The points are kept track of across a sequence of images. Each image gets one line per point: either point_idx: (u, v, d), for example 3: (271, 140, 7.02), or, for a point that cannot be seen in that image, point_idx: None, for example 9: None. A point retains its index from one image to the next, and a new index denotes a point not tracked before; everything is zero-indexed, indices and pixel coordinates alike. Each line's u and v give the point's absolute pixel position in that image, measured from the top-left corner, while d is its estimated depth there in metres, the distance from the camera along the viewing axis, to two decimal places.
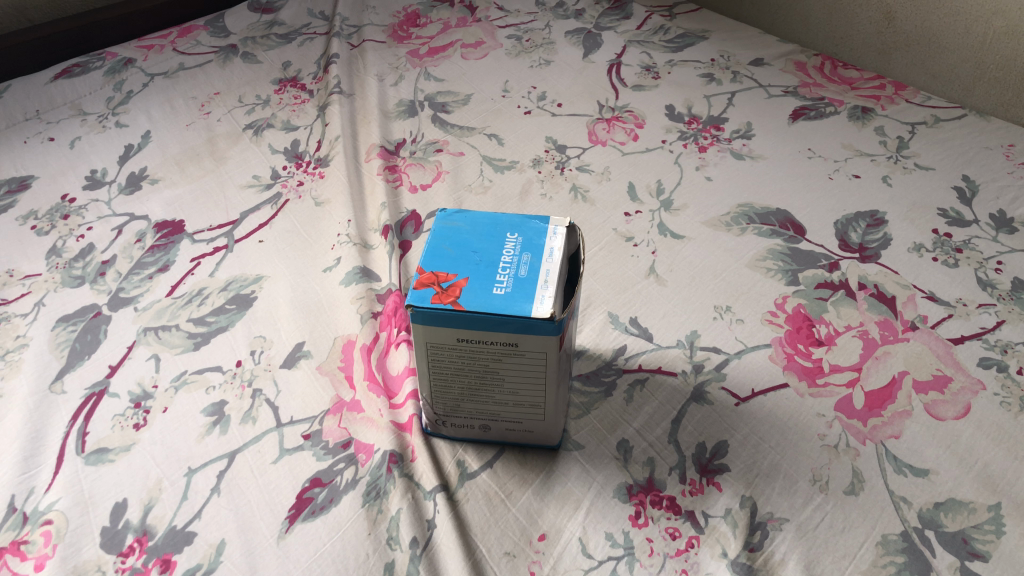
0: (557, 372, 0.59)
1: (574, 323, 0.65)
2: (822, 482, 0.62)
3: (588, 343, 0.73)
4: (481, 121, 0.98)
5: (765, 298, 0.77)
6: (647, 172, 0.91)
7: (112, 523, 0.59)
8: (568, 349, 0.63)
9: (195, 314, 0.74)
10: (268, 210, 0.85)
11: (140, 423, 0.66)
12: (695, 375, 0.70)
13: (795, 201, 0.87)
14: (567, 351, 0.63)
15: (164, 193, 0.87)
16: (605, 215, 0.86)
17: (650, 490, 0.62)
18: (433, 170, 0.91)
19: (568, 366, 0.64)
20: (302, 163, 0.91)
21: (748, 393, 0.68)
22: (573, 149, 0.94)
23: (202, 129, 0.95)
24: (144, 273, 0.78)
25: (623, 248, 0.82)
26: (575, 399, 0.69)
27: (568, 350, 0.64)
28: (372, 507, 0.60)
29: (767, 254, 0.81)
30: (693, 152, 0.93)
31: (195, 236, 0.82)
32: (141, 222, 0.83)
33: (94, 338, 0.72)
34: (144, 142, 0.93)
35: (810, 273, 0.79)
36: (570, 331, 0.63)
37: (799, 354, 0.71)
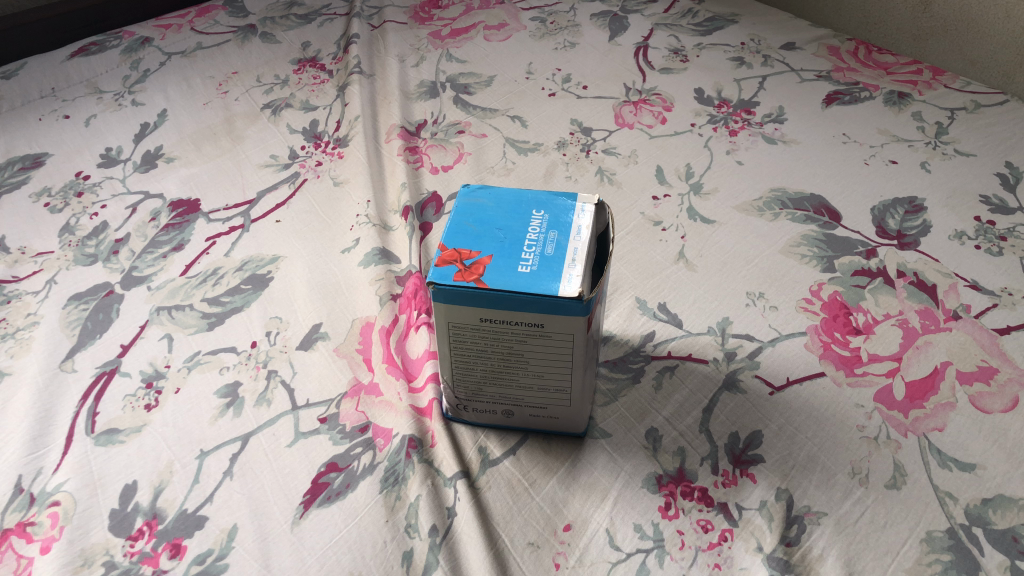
0: (584, 354, 0.56)
1: (601, 302, 0.62)
2: (862, 475, 0.59)
3: (613, 328, 0.71)
4: (505, 102, 0.95)
5: (800, 284, 0.74)
6: (675, 156, 0.88)
7: (121, 506, 0.57)
8: (596, 328, 0.60)
9: (210, 293, 0.72)
10: (286, 189, 0.83)
11: (152, 404, 0.64)
12: (727, 363, 0.67)
13: (830, 187, 0.83)
14: (595, 330, 0.61)
15: (180, 171, 0.84)
16: (632, 199, 0.83)
17: (681, 481, 0.59)
18: (455, 151, 0.88)
19: (596, 347, 0.61)
20: (321, 142, 0.89)
21: (783, 382, 0.65)
22: (599, 131, 0.91)
23: (220, 108, 0.93)
24: (158, 252, 0.76)
25: (651, 233, 0.80)
26: (601, 386, 0.66)
27: (596, 329, 0.61)
28: (390, 494, 0.58)
29: (801, 239, 0.78)
30: (723, 136, 0.91)
31: (211, 215, 0.80)
32: (156, 200, 0.81)
33: (105, 317, 0.70)
34: (160, 120, 0.91)
35: (847, 259, 0.75)
36: (598, 309, 0.60)
37: (836, 342, 0.68)
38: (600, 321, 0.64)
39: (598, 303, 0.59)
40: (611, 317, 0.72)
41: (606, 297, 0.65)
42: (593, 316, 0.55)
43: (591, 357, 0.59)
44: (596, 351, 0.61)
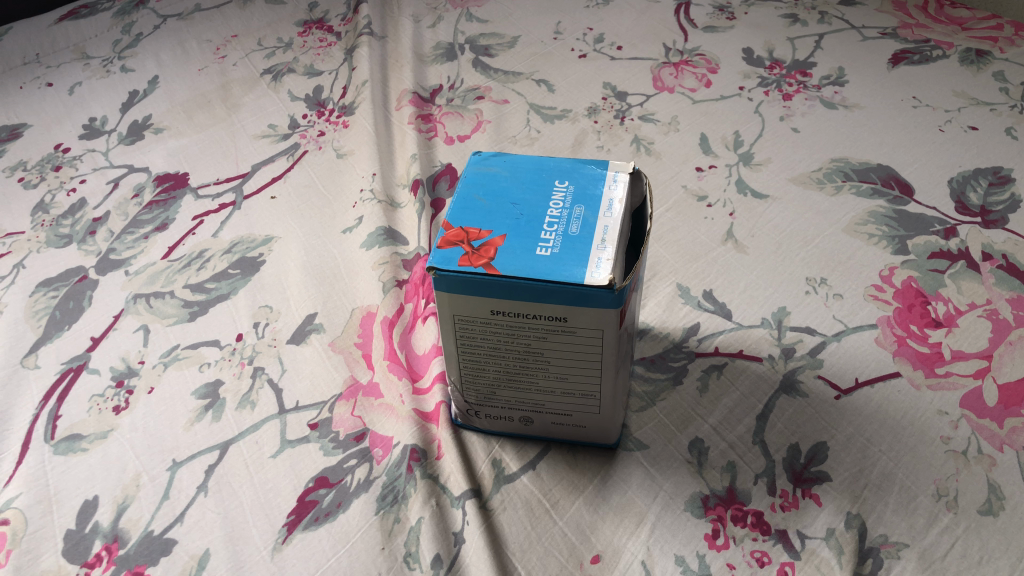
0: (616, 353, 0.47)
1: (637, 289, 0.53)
2: (949, 498, 0.49)
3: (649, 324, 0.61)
4: (530, 65, 0.86)
5: (867, 269, 0.63)
6: (722, 122, 0.78)
7: (77, 527, 0.49)
8: (631, 318, 0.51)
9: (193, 279, 0.64)
10: (283, 162, 0.74)
11: (121, 405, 0.56)
12: (784, 362, 0.57)
13: (901, 156, 0.73)
14: (631, 321, 0.51)
15: (169, 143, 0.76)
16: (672, 171, 0.74)
17: (731, 503, 0.50)
18: (473, 119, 0.79)
19: (632, 342, 0.52)
20: (325, 111, 0.80)
21: (850, 385, 0.56)
22: (635, 96, 0.81)
23: (216, 74, 0.85)
24: (139, 232, 0.68)
25: (695, 209, 0.70)
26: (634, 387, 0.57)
27: (631, 319, 0.52)
28: (388, 515, 0.49)
29: (867, 216, 0.68)
30: (776, 100, 0.80)
31: (200, 191, 0.72)
32: (140, 175, 0.73)
33: (76, 306, 0.63)
34: (151, 88, 0.83)
35: (922, 239, 0.65)
36: (634, 297, 0.51)
37: (913, 337, 0.58)
38: (637, 310, 0.55)
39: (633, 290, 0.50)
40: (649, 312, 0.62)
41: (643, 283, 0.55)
42: (627, 308, 0.46)
43: (626, 355, 0.50)
44: (631, 346, 0.52)
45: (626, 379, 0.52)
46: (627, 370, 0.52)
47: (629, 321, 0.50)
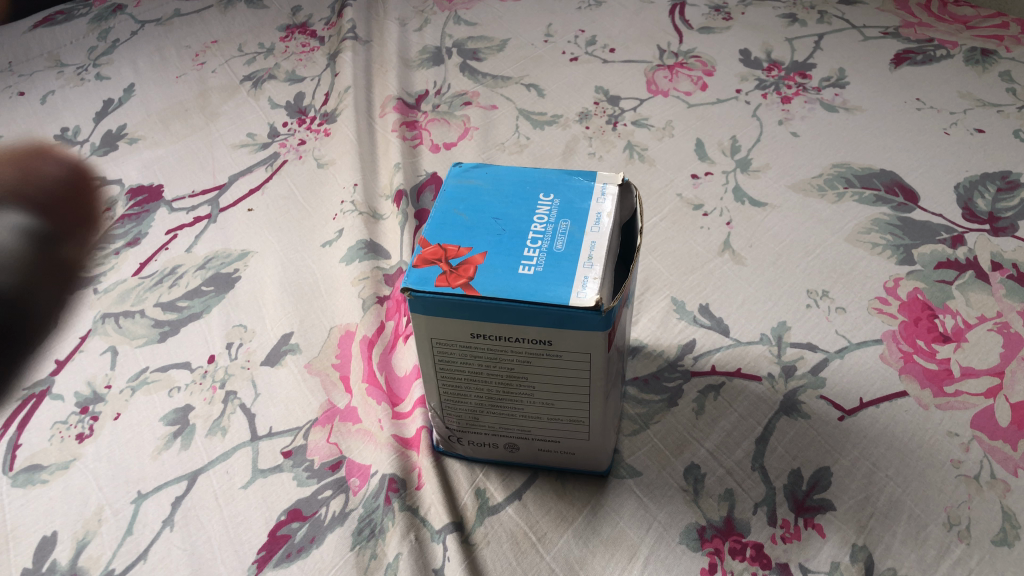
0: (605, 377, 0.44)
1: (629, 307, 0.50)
2: (961, 528, 0.46)
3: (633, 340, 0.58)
4: (519, 69, 0.83)
5: (871, 280, 0.61)
6: (718, 126, 0.75)
7: (34, 566, 0.47)
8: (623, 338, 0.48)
9: (165, 297, 0.61)
10: (262, 172, 0.71)
11: (84, 433, 0.53)
12: (784, 380, 0.54)
13: (904, 160, 0.70)
14: (623, 339, 0.48)
15: (144, 154, 0.74)
16: (667, 179, 0.71)
17: (729, 535, 0.47)
18: (460, 126, 0.76)
19: (624, 361, 0.49)
20: (306, 119, 0.77)
21: (855, 405, 0.53)
22: (628, 100, 0.79)
23: (194, 81, 0.82)
24: (110, 248, 0.65)
25: (690, 218, 0.67)
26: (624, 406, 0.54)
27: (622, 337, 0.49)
28: (364, 551, 0.46)
29: (870, 224, 0.65)
30: (774, 104, 0.77)
31: (175, 204, 0.69)
32: (112, 188, 0.70)
33: (41, 326, 0.60)
34: (126, 96, 0.80)
35: (928, 248, 0.62)
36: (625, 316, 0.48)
37: (920, 353, 0.55)
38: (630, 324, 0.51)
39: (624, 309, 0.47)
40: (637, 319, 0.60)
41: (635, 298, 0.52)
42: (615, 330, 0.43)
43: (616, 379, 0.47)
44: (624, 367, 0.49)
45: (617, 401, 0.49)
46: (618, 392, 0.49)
47: (620, 341, 0.47)
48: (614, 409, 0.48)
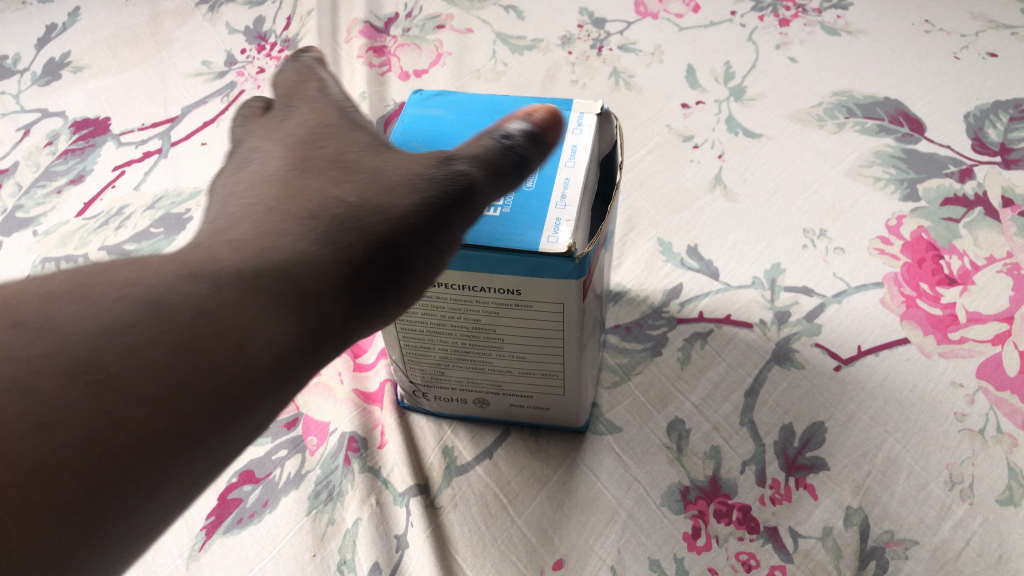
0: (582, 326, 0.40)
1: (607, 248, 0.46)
2: (964, 487, 0.42)
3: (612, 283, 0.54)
4: None
5: (872, 218, 0.56)
6: (711, 51, 0.70)
7: None
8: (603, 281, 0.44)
9: (111, 240, 0.57)
10: (218, 103, 0.66)
11: None
12: (777, 328, 0.51)
13: (910, 88, 0.65)
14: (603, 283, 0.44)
15: (90, 83, 0.68)
16: (656, 108, 0.65)
17: (714, 496, 0.43)
18: (432, 52, 0.70)
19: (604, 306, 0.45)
20: (266, 45, 0.71)
21: (852, 354, 0.49)
22: (614, 23, 0.73)
23: (145, 4, 0.75)
24: (51, 186, 0.60)
25: (680, 151, 0.62)
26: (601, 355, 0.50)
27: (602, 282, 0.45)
28: (321, 517, 0.43)
29: (872, 157, 0.60)
30: (772, 27, 0.72)
31: (123, 138, 0.64)
32: (54, 120, 0.65)
33: None
34: (71, 20, 0.73)
35: (933, 183, 0.58)
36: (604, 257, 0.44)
37: (923, 297, 0.51)
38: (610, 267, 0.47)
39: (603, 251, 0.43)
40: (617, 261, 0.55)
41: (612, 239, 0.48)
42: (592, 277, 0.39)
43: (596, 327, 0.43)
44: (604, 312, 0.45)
45: (595, 350, 0.45)
46: (597, 341, 0.45)
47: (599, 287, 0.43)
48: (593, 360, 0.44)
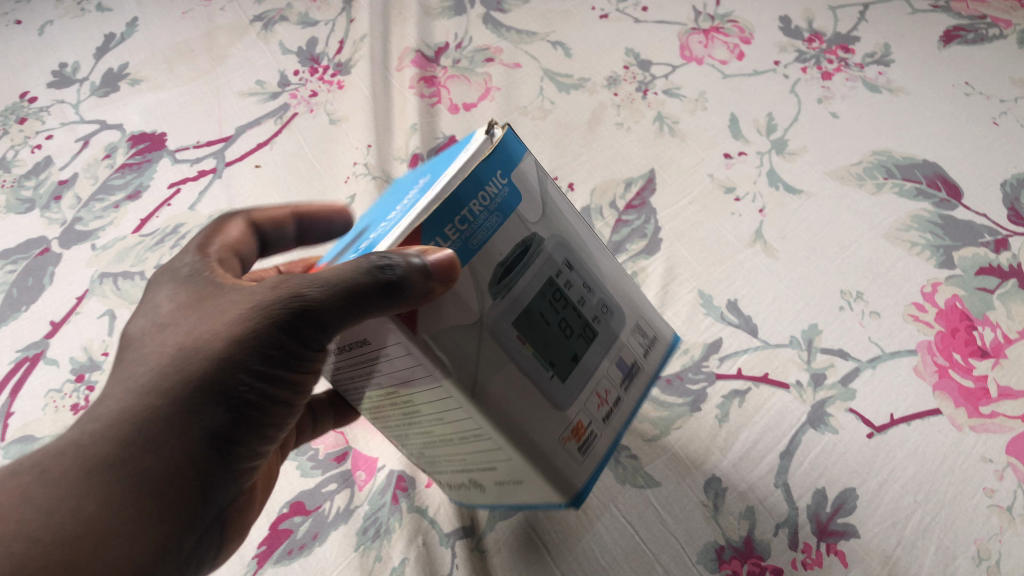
0: (467, 378, 0.33)
1: (580, 278, 0.38)
2: (991, 562, 0.44)
3: (661, 346, 0.44)
4: (545, 25, 0.77)
5: (907, 283, 0.57)
6: (755, 102, 0.70)
7: None
8: (542, 319, 0.36)
9: (166, 258, 0.58)
10: (271, 125, 0.67)
11: (79, 405, 0.51)
12: (812, 391, 0.52)
13: (949, 151, 0.65)
14: (546, 321, 0.36)
15: (146, 97, 0.70)
16: (699, 157, 0.66)
17: (748, 557, 0.45)
18: (481, 86, 0.71)
19: (550, 346, 0.36)
20: (319, 68, 0.72)
21: (885, 421, 0.50)
22: (660, 65, 0.74)
23: (201, 18, 0.77)
24: (109, 200, 0.62)
25: (721, 202, 0.63)
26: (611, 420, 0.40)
27: (555, 318, 0.37)
28: (368, 553, 0.45)
29: (910, 221, 0.61)
30: (814, 79, 0.72)
31: (179, 154, 0.65)
32: (113, 133, 0.67)
33: (36, 283, 0.58)
34: (129, 32, 0.75)
35: (969, 251, 0.58)
36: (548, 293, 0.36)
37: (956, 367, 0.52)
38: (600, 302, 0.39)
39: (522, 282, 0.35)
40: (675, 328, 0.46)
41: (612, 275, 0.41)
42: (451, 324, 0.33)
43: (524, 373, 0.35)
44: (549, 352, 0.36)
45: (556, 400, 0.37)
46: (554, 390, 0.37)
47: (516, 325, 0.35)
48: (533, 412, 0.36)
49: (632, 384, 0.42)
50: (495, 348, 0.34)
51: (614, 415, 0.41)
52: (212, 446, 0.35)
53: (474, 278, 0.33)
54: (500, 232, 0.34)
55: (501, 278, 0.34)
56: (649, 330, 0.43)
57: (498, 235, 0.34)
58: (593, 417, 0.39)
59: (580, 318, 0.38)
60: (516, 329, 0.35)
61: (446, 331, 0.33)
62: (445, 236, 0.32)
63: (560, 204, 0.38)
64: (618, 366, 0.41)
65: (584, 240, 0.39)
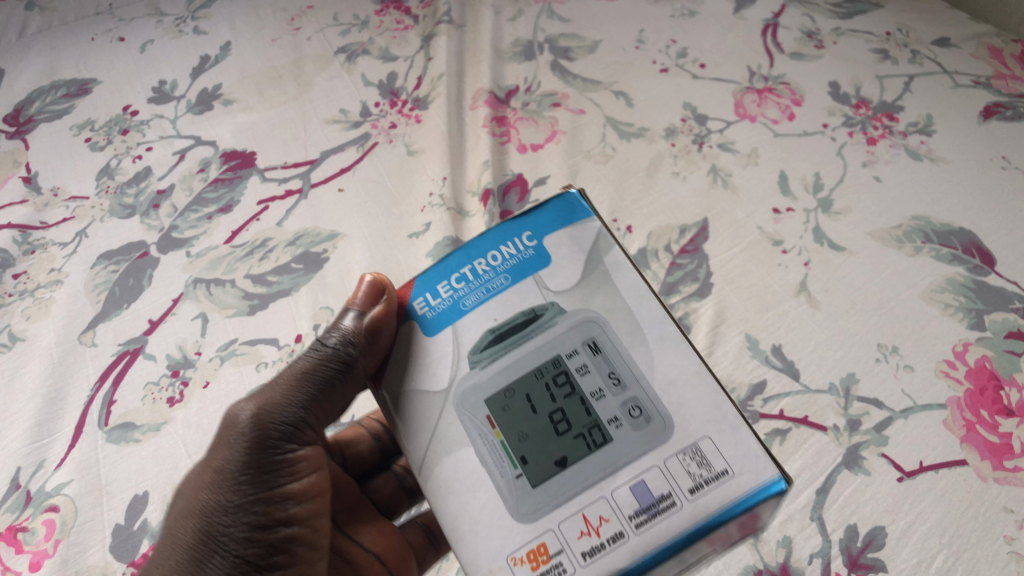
0: (421, 445, 0.39)
1: (608, 375, 0.38)
2: None
3: (733, 487, 0.35)
4: (609, 74, 0.81)
5: (941, 341, 0.60)
6: (803, 160, 0.73)
7: (126, 523, 0.51)
8: (526, 404, 0.39)
9: (255, 269, 0.63)
10: (353, 152, 0.72)
11: (175, 397, 0.56)
12: (848, 434, 0.56)
13: (983, 222, 0.67)
14: (531, 410, 0.38)
15: (238, 117, 0.75)
16: (749, 209, 0.70)
17: None
18: (547, 128, 0.76)
19: (528, 437, 0.38)
20: (397, 101, 0.77)
21: (914, 467, 0.54)
22: (715, 120, 0.76)
23: (289, 47, 0.82)
24: (203, 212, 0.67)
25: (770, 254, 0.67)
26: (601, 556, 0.35)
27: (547, 407, 0.38)
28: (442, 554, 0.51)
29: (945, 283, 0.63)
30: (860, 143, 0.73)
31: (267, 173, 0.70)
32: (206, 149, 0.72)
33: (135, 284, 0.63)
34: (222, 54, 0.81)
35: (999, 316, 0.61)
36: (544, 379, 0.39)
37: (982, 424, 0.56)
38: (631, 405, 0.37)
39: (505, 362, 0.39)
40: (782, 465, 0.35)
41: (659, 384, 0.37)
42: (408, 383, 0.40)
43: (482, 457, 0.38)
44: (524, 445, 0.38)
45: (516, 504, 0.36)
46: (519, 488, 0.37)
47: (489, 406, 0.38)
48: (483, 500, 0.37)
49: (653, 522, 0.35)
50: (452, 421, 0.39)
51: (604, 556, 0.35)
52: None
53: (458, 341, 0.39)
54: (504, 291, 0.40)
55: (489, 351, 0.39)
56: (718, 461, 0.35)
57: (500, 293, 0.40)
58: (567, 546, 0.35)
59: (587, 417, 0.38)
60: (487, 410, 0.38)
61: (410, 396, 0.40)
62: (437, 294, 0.41)
63: (618, 280, 0.40)
64: (635, 491, 0.36)
65: (636, 323, 0.39)
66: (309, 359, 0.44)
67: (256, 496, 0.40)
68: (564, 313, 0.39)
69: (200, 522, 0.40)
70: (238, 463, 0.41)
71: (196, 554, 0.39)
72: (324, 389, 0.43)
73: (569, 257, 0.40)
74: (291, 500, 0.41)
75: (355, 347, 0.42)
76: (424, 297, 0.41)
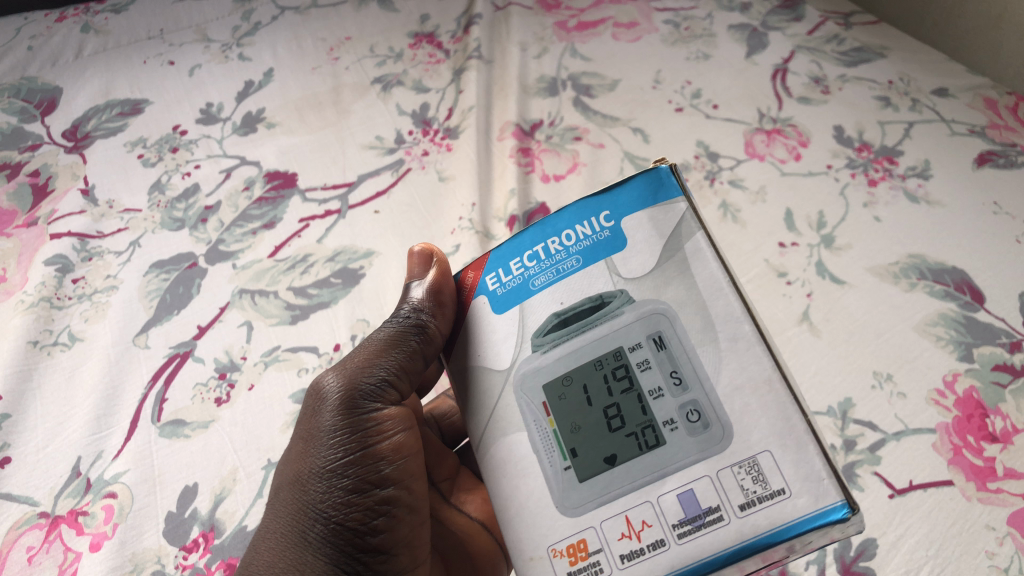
0: (482, 421, 0.44)
1: (670, 374, 0.40)
2: None
3: (789, 509, 0.36)
4: (628, 111, 0.86)
5: (932, 370, 0.65)
6: (808, 198, 0.78)
7: (178, 510, 0.56)
8: (583, 395, 0.42)
9: (297, 282, 0.68)
10: (388, 176, 0.77)
11: (222, 398, 0.61)
12: (844, 453, 0.62)
13: (974, 262, 0.71)
14: (587, 401, 0.41)
15: (281, 140, 0.80)
16: (757, 242, 0.75)
17: None
18: (569, 160, 0.82)
19: (581, 429, 0.41)
20: (430, 130, 0.82)
21: (905, 485, 0.59)
22: (726, 158, 0.82)
23: (328, 75, 0.88)
24: (248, 227, 0.72)
25: (775, 286, 0.72)
26: (639, 560, 0.38)
27: (603, 401, 0.41)
28: None
29: (938, 318, 0.68)
30: (861, 185, 0.78)
31: (308, 194, 0.75)
32: (251, 168, 0.77)
33: (185, 292, 0.68)
34: (266, 80, 0.86)
35: (987, 349, 0.65)
36: (603, 371, 0.41)
37: (969, 447, 0.60)
38: (690, 409, 0.39)
39: (566, 351, 0.42)
40: (848, 491, 0.35)
41: (723, 391, 0.38)
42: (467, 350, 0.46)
43: (535, 445, 0.42)
44: (577, 436, 0.41)
45: (562, 496, 0.40)
46: (565, 480, 0.40)
47: (546, 394, 0.42)
48: (531, 487, 0.41)
49: (695, 534, 0.37)
50: (512, 403, 0.43)
51: (642, 560, 0.37)
52: (340, 549, 0.43)
53: (524, 322, 0.43)
54: (574, 274, 0.42)
55: (551, 336, 0.42)
56: (775, 480, 0.36)
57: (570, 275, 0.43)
58: (607, 545, 0.38)
59: (642, 417, 0.40)
60: (544, 397, 0.42)
61: (475, 370, 0.45)
62: (510, 271, 0.45)
63: (698, 270, 0.41)
64: (683, 500, 0.38)
65: (710, 325, 0.40)
66: (391, 331, 0.49)
67: (348, 458, 0.45)
68: (633, 302, 0.41)
69: (301, 491, 0.45)
70: (330, 430, 0.46)
71: (303, 516, 0.44)
72: (404, 354, 0.48)
73: (645, 244, 0.42)
74: (385, 459, 0.46)
75: (426, 313, 0.48)
76: (499, 274, 0.45)
